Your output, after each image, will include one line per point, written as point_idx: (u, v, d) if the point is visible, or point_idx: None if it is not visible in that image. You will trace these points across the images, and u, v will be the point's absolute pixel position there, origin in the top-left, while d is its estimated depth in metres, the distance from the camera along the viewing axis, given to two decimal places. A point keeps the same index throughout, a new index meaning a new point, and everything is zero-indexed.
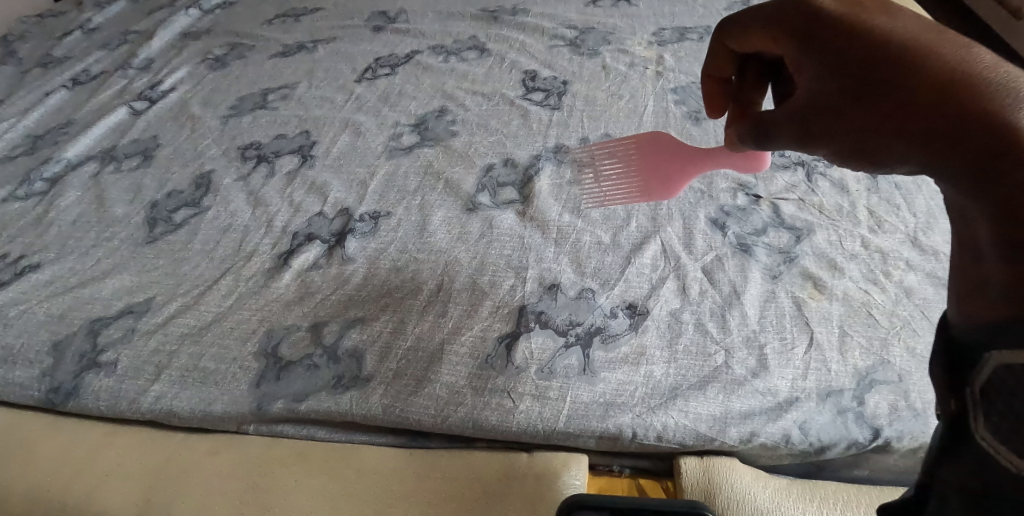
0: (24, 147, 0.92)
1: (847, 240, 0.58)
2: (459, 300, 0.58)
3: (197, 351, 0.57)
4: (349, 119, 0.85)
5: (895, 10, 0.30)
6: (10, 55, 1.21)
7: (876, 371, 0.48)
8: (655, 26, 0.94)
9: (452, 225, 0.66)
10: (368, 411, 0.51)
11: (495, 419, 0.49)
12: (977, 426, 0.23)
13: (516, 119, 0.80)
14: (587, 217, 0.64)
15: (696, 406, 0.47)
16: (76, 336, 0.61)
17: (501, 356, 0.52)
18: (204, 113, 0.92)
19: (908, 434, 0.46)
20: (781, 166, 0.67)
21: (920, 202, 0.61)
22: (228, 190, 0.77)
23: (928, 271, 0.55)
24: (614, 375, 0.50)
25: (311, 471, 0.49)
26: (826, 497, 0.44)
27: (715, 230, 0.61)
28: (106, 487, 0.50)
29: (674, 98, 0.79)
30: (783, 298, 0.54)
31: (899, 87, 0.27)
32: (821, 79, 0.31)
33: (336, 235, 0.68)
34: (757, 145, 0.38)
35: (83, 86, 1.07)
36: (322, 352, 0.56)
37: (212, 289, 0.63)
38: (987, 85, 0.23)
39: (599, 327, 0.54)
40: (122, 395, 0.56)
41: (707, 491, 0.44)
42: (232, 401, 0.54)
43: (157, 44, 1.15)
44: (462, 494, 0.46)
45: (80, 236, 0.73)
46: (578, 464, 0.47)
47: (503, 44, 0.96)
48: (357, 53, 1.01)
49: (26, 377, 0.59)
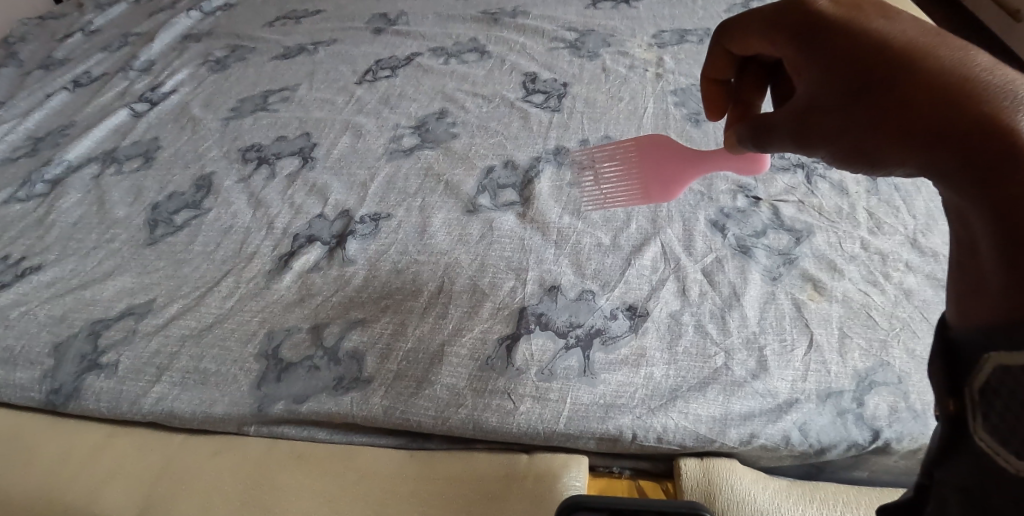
0: (25, 149, 0.93)
1: (847, 241, 0.58)
2: (460, 302, 0.58)
3: (198, 353, 0.58)
4: (350, 121, 0.85)
5: (893, 13, 0.31)
6: (11, 57, 1.21)
7: (876, 373, 0.48)
8: (655, 28, 0.95)
9: (452, 227, 0.66)
10: (369, 413, 0.51)
11: (496, 420, 0.49)
12: (976, 427, 0.23)
13: (517, 121, 0.80)
14: (587, 219, 0.64)
15: (696, 408, 0.47)
16: (77, 337, 0.61)
17: (501, 358, 0.52)
18: (205, 115, 0.93)
19: (909, 435, 0.46)
20: (781, 168, 0.68)
21: (920, 204, 0.61)
22: (229, 192, 0.77)
23: (928, 273, 0.55)
24: (614, 377, 0.50)
25: (311, 472, 0.49)
26: (826, 498, 0.44)
27: (714, 232, 0.61)
28: (106, 488, 0.50)
29: (674, 100, 0.79)
30: (783, 300, 0.54)
31: (897, 90, 0.27)
32: (820, 82, 0.32)
33: (336, 236, 0.68)
34: (756, 147, 0.38)
35: (84, 88, 1.07)
36: (322, 354, 0.56)
37: (213, 290, 0.63)
38: (985, 88, 0.23)
39: (599, 328, 0.54)
40: (122, 396, 0.56)
41: (707, 492, 0.45)
42: (232, 402, 0.54)
43: (158, 46, 1.15)
44: (462, 495, 0.47)
45: (81, 238, 0.74)
46: (578, 465, 0.47)
47: (503, 46, 0.96)
48: (358, 55, 1.01)
49: (26, 379, 0.59)
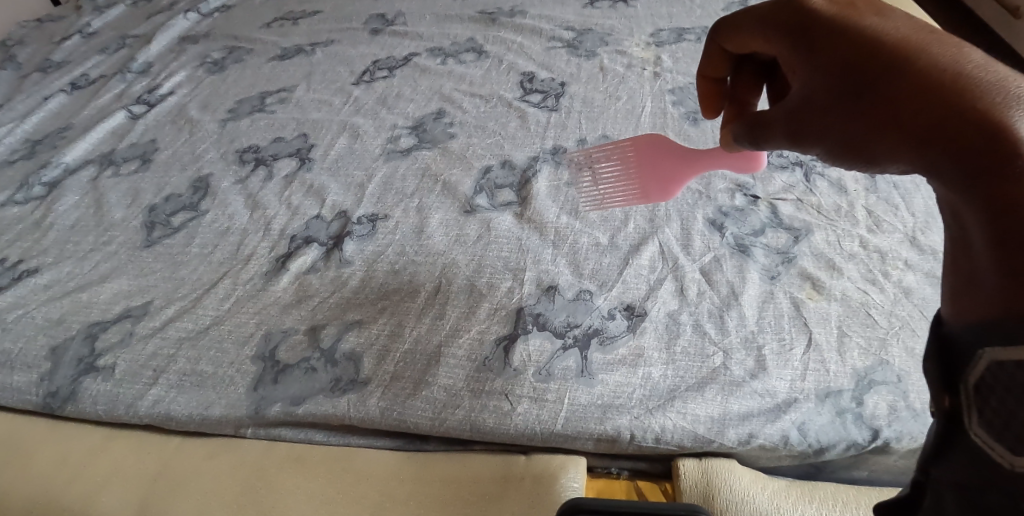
0: (24, 151, 0.93)
1: (846, 240, 0.58)
2: (457, 302, 0.57)
3: (195, 355, 0.57)
4: (347, 122, 0.85)
5: (886, 10, 0.30)
6: (10, 60, 1.22)
7: (875, 372, 0.48)
8: (653, 27, 0.94)
9: (450, 227, 0.66)
10: (366, 414, 0.51)
11: (493, 422, 0.49)
12: (971, 422, 0.23)
13: (514, 121, 0.80)
14: (584, 219, 0.64)
15: (694, 408, 0.47)
16: (74, 340, 0.61)
17: (499, 359, 0.52)
18: (203, 117, 0.92)
19: (908, 435, 0.45)
20: (779, 166, 0.67)
21: (919, 202, 0.61)
22: (227, 194, 0.77)
23: (927, 271, 0.55)
24: (612, 377, 0.50)
25: (308, 474, 0.49)
26: (826, 498, 0.44)
27: (712, 231, 0.61)
28: (107, 491, 0.50)
29: (672, 99, 0.79)
30: (781, 299, 0.54)
31: (894, 85, 0.27)
32: (816, 79, 0.31)
33: (334, 238, 0.68)
34: (753, 146, 0.38)
35: (83, 90, 1.07)
36: (319, 356, 0.56)
37: (211, 292, 0.63)
38: (977, 83, 0.23)
39: (597, 328, 0.54)
40: (119, 400, 0.56)
41: (707, 493, 0.44)
42: (229, 404, 0.54)
43: (156, 48, 1.15)
44: (460, 495, 0.46)
45: (78, 240, 0.73)
46: (576, 467, 0.47)
47: (501, 46, 0.96)
48: (355, 56, 1.01)
49: (24, 382, 0.59)
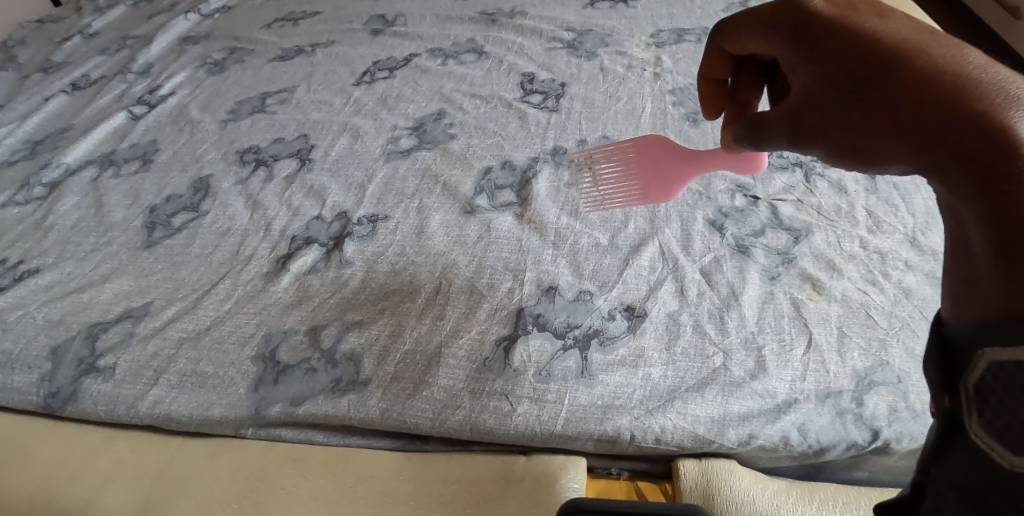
0: (24, 152, 0.93)
1: (846, 240, 0.58)
2: (458, 303, 0.57)
3: (195, 355, 0.58)
4: (348, 123, 0.85)
5: (887, 12, 0.30)
6: (10, 61, 1.22)
7: (875, 372, 0.48)
8: (653, 27, 0.94)
9: (451, 228, 0.66)
10: (367, 415, 0.51)
11: (493, 422, 0.49)
12: (971, 423, 0.23)
13: (514, 122, 0.80)
14: (584, 219, 0.64)
15: (694, 409, 0.47)
16: (75, 341, 0.61)
17: (499, 359, 0.52)
18: (203, 117, 0.92)
19: (908, 435, 0.45)
20: (779, 167, 0.67)
21: (919, 203, 0.61)
22: (227, 194, 0.77)
23: (927, 271, 0.55)
24: (612, 377, 0.50)
25: (308, 474, 0.49)
26: (826, 499, 0.44)
27: (712, 231, 0.61)
28: (107, 491, 0.50)
29: (672, 100, 0.79)
30: (781, 300, 0.54)
31: (894, 85, 0.27)
32: (816, 80, 0.31)
33: (334, 239, 0.68)
34: (753, 147, 0.38)
35: (84, 91, 1.07)
36: (320, 356, 0.56)
37: (211, 293, 0.63)
38: (976, 84, 0.23)
39: (597, 329, 0.54)
40: (119, 400, 0.56)
41: (707, 494, 0.44)
42: (230, 404, 0.54)
43: (157, 48, 1.15)
44: (460, 495, 0.46)
45: (79, 241, 0.74)
46: (577, 468, 0.47)
47: (501, 47, 0.96)
48: (355, 56, 1.01)
49: (25, 383, 0.59)
